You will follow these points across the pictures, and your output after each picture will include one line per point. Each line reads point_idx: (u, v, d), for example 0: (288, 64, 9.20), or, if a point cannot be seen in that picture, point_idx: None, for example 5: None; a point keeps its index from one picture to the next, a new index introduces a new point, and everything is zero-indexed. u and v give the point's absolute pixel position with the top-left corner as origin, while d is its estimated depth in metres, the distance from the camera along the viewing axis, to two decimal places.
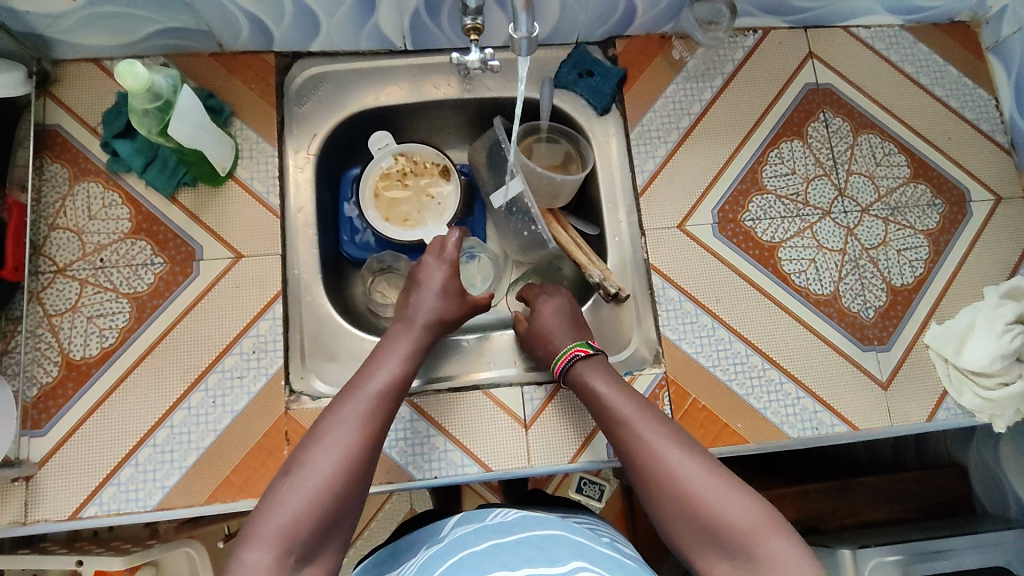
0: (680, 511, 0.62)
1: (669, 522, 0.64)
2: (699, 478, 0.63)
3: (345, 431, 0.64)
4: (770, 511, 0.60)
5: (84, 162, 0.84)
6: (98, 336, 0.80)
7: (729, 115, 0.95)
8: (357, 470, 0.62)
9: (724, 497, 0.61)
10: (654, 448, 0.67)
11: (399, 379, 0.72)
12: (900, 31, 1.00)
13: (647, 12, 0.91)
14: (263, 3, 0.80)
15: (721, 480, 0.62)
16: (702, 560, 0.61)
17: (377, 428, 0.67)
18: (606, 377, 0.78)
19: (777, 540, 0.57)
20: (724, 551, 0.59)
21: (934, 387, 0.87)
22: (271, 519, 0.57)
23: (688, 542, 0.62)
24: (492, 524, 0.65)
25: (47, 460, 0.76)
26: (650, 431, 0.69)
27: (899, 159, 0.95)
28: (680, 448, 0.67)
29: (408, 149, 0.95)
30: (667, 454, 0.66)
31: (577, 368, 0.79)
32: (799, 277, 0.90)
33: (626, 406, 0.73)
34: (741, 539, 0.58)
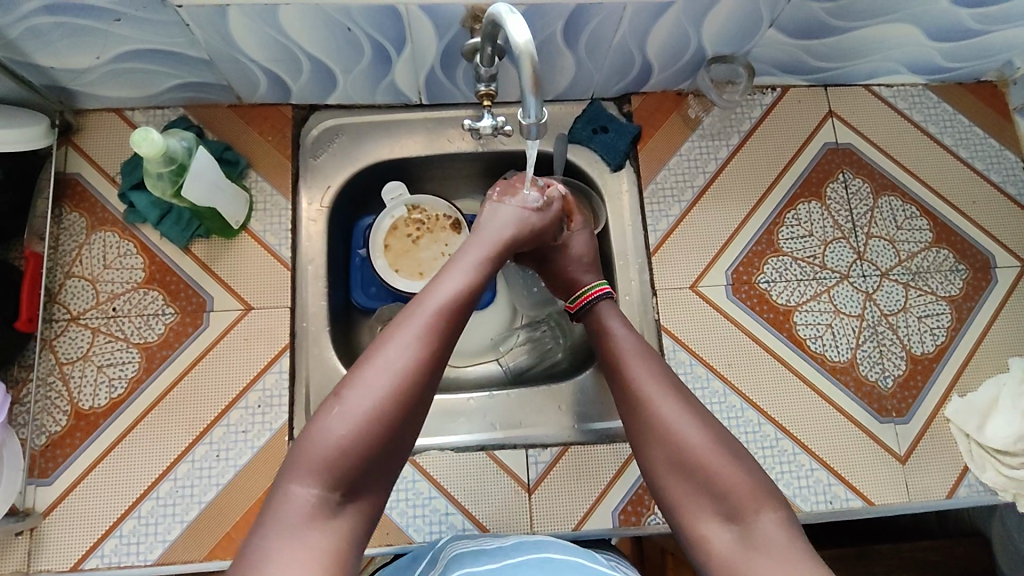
0: (676, 467, 0.61)
1: (659, 471, 0.62)
2: (701, 437, 0.61)
3: (398, 349, 0.57)
4: (767, 484, 0.58)
5: (102, 211, 0.86)
6: (107, 385, 0.81)
7: (746, 174, 0.93)
8: (412, 396, 0.56)
9: (723, 462, 0.59)
10: (656, 395, 0.64)
11: (466, 295, 0.64)
12: (923, 89, 0.98)
13: (663, 70, 0.90)
14: (281, 61, 0.81)
15: (722, 442, 0.61)
16: (689, 515, 0.59)
17: (438, 348, 0.59)
18: (622, 321, 0.74)
19: (769, 513, 0.56)
20: (715, 512, 0.58)
21: (954, 462, 0.84)
22: (317, 445, 0.53)
23: (674, 494, 0.60)
24: (486, 549, 0.63)
25: (52, 510, 0.77)
26: (655, 378, 0.66)
27: (921, 222, 0.93)
28: (684, 401, 0.64)
29: (420, 201, 0.96)
30: (670, 406, 0.63)
31: (599, 307, 0.76)
32: (814, 343, 0.87)
33: (632, 346, 0.70)
34: (736, 503, 0.57)
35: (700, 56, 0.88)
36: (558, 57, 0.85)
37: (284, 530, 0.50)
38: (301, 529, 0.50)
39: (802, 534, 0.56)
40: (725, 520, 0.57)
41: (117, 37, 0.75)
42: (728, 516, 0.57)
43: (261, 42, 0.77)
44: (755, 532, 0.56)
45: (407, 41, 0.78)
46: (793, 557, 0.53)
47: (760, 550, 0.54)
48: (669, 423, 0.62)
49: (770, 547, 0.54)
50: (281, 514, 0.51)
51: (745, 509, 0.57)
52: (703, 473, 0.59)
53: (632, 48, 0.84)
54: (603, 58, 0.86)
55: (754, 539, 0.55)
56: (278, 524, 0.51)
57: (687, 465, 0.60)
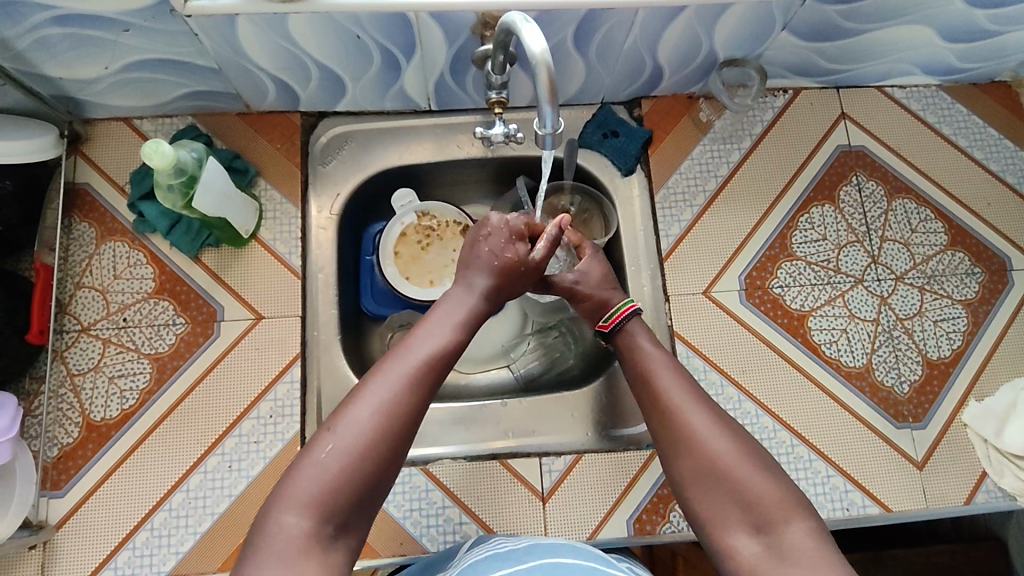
0: (701, 476, 0.60)
1: (683, 480, 0.61)
2: (729, 446, 0.60)
3: (385, 385, 0.58)
4: (795, 493, 0.58)
5: (111, 222, 0.86)
6: (119, 397, 0.81)
7: (758, 177, 0.93)
8: (396, 433, 0.56)
9: (751, 471, 0.59)
10: (682, 402, 0.64)
11: (454, 339, 0.64)
12: (936, 90, 0.97)
13: (675, 74, 0.89)
14: (290, 69, 0.81)
15: (749, 451, 0.60)
16: (718, 525, 0.58)
17: (419, 392, 0.58)
18: (648, 333, 0.73)
19: (798, 522, 0.56)
20: (743, 523, 0.57)
21: (972, 467, 0.83)
22: (306, 481, 0.53)
23: (700, 503, 0.60)
24: (503, 552, 0.63)
25: (64, 523, 0.76)
26: (679, 385, 0.65)
27: (936, 225, 0.92)
28: (709, 409, 0.63)
29: (430, 208, 0.95)
30: (696, 415, 0.62)
31: (628, 325, 0.74)
32: (829, 348, 0.87)
33: (656, 355, 0.69)
34: (764, 513, 0.57)
35: (712, 59, 0.87)
36: (569, 62, 0.84)
37: (280, 563, 0.50)
38: (296, 561, 0.50)
39: (832, 542, 0.55)
40: (753, 530, 0.56)
41: (126, 47, 0.74)
42: (757, 526, 0.56)
43: (271, 51, 0.77)
44: (784, 541, 0.55)
45: (417, 48, 0.78)
46: (828, 567, 0.52)
47: (791, 560, 0.54)
48: (695, 432, 0.61)
49: (801, 557, 0.53)
50: (274, 545, 0.50)
51: (774, 518, 0.56)
52: (730, 482, 0.58)
53: (644, 53, 0.83)
54: (614, 63, 0.85)
55: (782, 550, 0.54)
56: (271, 555, 0.50)
57: (714, 474, 0.59)
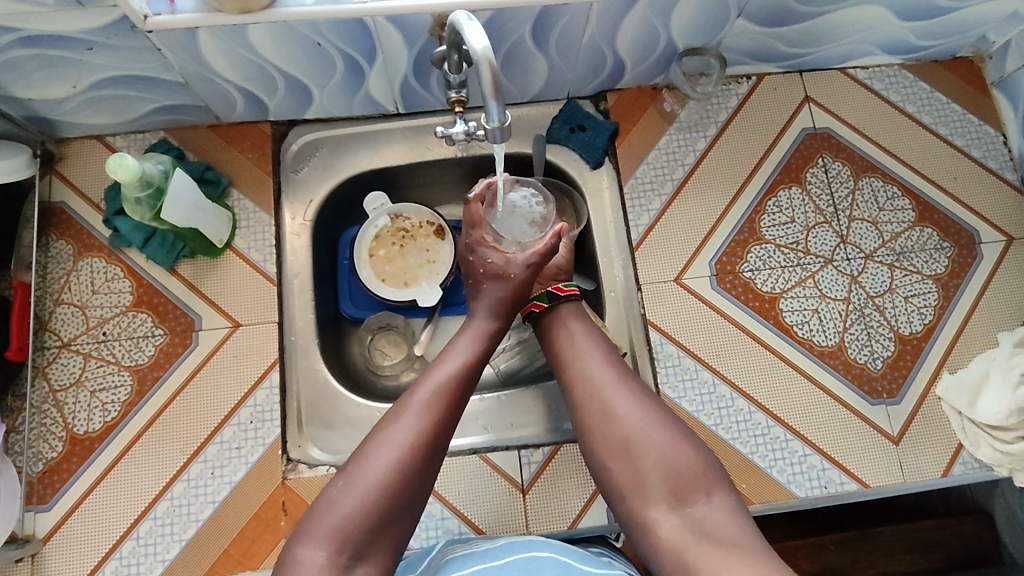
0: (623, 454, 0.64)
1: (603, 454, 0.65)
2: (650, 422, 0.65)
3: (407, 425, 0.62)
4: (713, 468, 0.63)
5: (88, 238, 0.87)
6: (101, 410, 0.82)
7: (724, 164, 0.94)
8: (416, 467, 0.60)
9: (671, 445, 0.63)
10: (608, 382, 0.69)
11: (464, 371, 0.68)
12: (899, 69, 0.98)
13: (636, 66, 0.91)
14: (255, 79, 0.82)
15: (668, 427, 0.65)
16: (639, 501, 0.62)
17: (435, 425, 0.63)
18: (579, 316, 0.77)
19: (717, 496, 0.61)
20: (664, 499, 0.61)
21: (948, 440, 0.84)
22: (323, 517, 0.57)
23: (619, 475, 0.64)
24: (480, 549, 0.64)
25: (51, 536, 0.78)
26: (608, 368, 0.70)
27: (903, 202, 0.93)
28: (635, 387, 0.68)
29: (403, 210, 0.97)
30: (620, 398, 0.67)
31: (563, 306, 0.77)
32: (802, 328, 0.88)
33: (583, 342, 0.73)
34: (684, 488, 0.61)
35: (671, 50, 0.89)
36: (529, 59, 0.85)
37: None
38: None
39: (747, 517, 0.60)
40: (670, 501, 0.61)
41: (90, 65, 0.75)
42: (674, 497, 0.61)
43: (233, 62, 0.78)
44: (702, 515, 0.59)
45: (378, 52, 0.79)
46: (742, 537, 0.57)
47: (708, 529, 0.58)
48: (619, 413, 0.66)
49: (717, 527, 0.58)
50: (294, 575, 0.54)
51: (693, 493, 0.61)
52: (649, 454, 0.63)
53: (603, 47, 0.84)
54: (575, 58, 0.86)
55: (700, 521, 0.59)
56: None
57: (636, 448, 0.64)
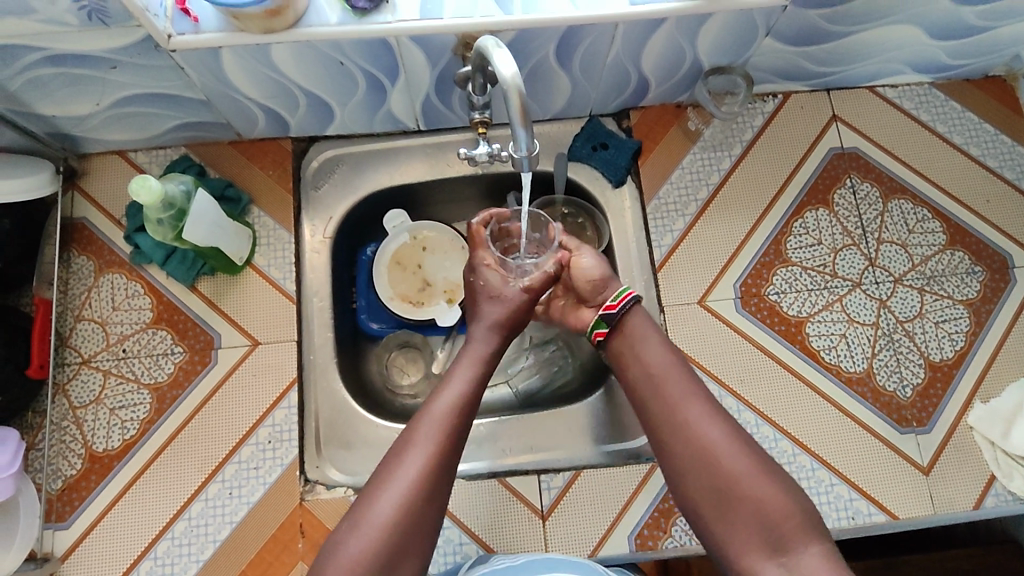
0: (712, 495, 0.61)
1: (696, 501, 0.61)
2: (742, 463, 0.61)
3: (416, 455, 0.61)
4: (808, 513, 0.59)
5: (109, 254, 0.87)
6: (120, 428, 0.82)
7: (751, 183, 0.92)
8: (423, 501, 0.60)
9: (764, 485, 0.59)
10: (695, 419, 0.64)
11: (470, 398, 0.67)
12: (929, 88, 0.96)
13: (661, 84, 0.89)
14: (277, 97, 0.82)
15: (762, 466, 0.61)
16: (735, 548, 0.59)
17: (441, 459, 0.62)
18: (647, 333, 0.72)
19: (815, 544, 0.57)
20: (761, 548, 0.57)
21: (981, 470, 0.82)
22: (340, 560, 0.57)
23: (716, 525, 0.60)
24: (507, 568, 0.64)
25: (69, 554, 0.77)
26: (692, 397, 0.65)
27: (934, 225, 0.91)
28: (725, 424, 0.63)
29: (420, 227, 0.96)
30: (708, 429, 0.63)
31: (626, 319, 0.72)
32: (829, 354, 0.86)
33: (660, 363, 0.68)
34: (782, 533, 0.57)
35: (697, 68, 0.87)
36: (553, 77, 0.84)
37: None
38: None
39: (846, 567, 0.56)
40: (768, 553, 0.57)
41: (114, 84, 0.75)
42: (774, 549, 0.57)
43: (257, 80, 0.77)
44: (801, 565, 0.56)
45: (401, 71, 0.78)
46: None
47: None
48: (709, 447, 0.62)
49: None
50: None
51: (792, 540, 0.57)
52: (747, 502, 0.59)
53: (628, 65, 0.83)
54: (598, 76, 0.85)
55: (799, 571, 0.55)
56: None
57: (730, 494, 0.60)
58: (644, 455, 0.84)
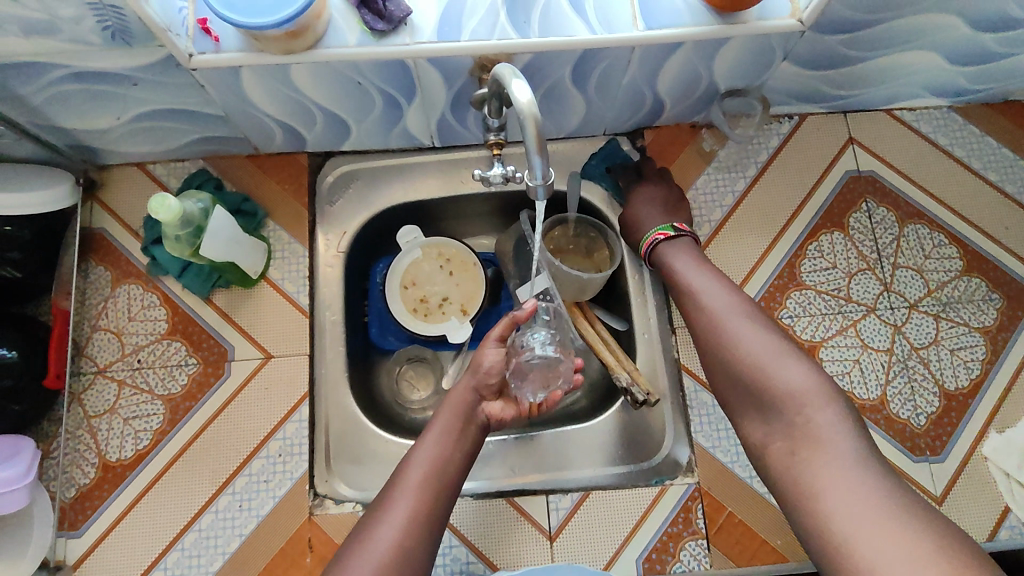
0: (732, 375, 0.71)
1: (721, 382, 0.72)
2: (763, 350, 0.70)
3: (397, 507, 0.66)
4: (823, 385, 0.65)
5: (126, 265, 0.88)
6: (134, 438, 0.83)
7: (766, 205, 0.92)
8: (407, 553, 0.63)
9: (782, 367, 0.68)
10: (726, 320, 0.74)
11: (443, 454, 0.71)
12: (948, 112, 0.95)
13: (676, 105, 0.89)
14: (295, 114, 0.82)
15: (781, 351, 0.69)
16: (746, 420, 0.69)
17: (418, 513, 0.66)
18: (686, 255, 0.83)
19: (824, 414, 0.63)
20: (766, 416, 0.67)
21: (995, 502, 0.81)
22: None
23: (742, 408, 0.70)
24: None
25: (82, 562, 0.78)
26: (726, 301, 0.76)
27: (950, 251, 0.90)
28: (752, 322, 0.73)
29: (434, 243, 0.96)
30: (735, 325, 0.73)
31: (662, 247, 0.85)
32: (842, 379, 0.85)
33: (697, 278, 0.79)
34: (790, 404, 0.65)
35: (713, 90, 0.87)
36: (568, 98, 0.84)
37: None
38: None
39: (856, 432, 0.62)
40: (777, 421, 0.66)
41: (135, 99, 0.76)
42: (780, 421, 0.65)
43: (275, 98, 0.78)
44: (804, 427, 0.63)
45: (418, 91, 0.79)
46: (835, 452, 0.60)
47: (808, 446, 0.62)
48: (734, 339, 0.72)
49: (815, 442, 0.62)
50: None
51: (797, 408, 0.65)
52: (765, 384, 0.67)
53: (643, 87, 0.83)
54: (613, 97, 0.85)
55: (801, 434, 0.63)
56: None
57: (752, 379, 0.69)
58: (652, 478, 0.83)
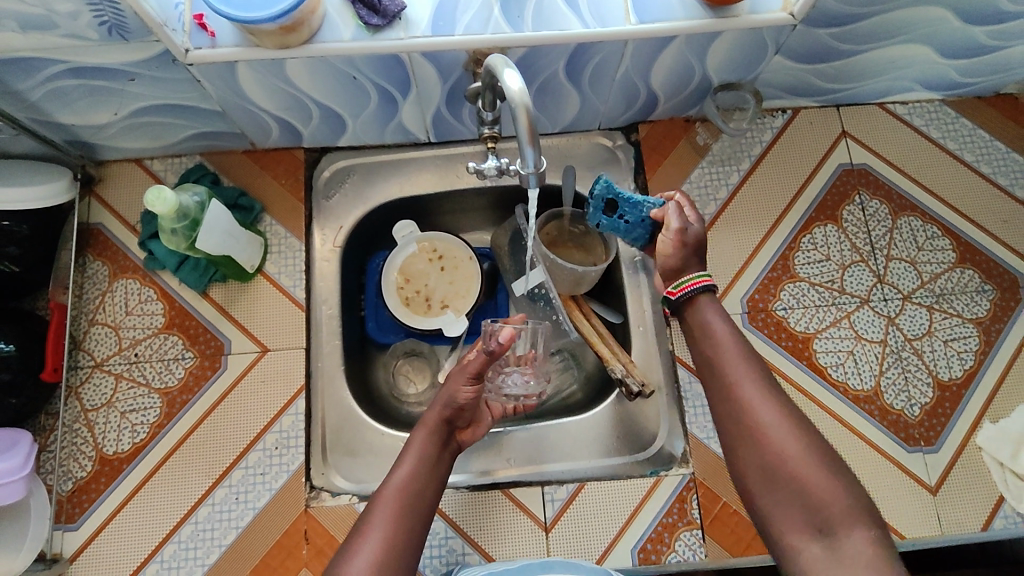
0: (766, 474, 0.56)
1: (745, 477, 0.57)
2: (792, 449, 0.55)
3: (377, 526, 0.62)
4: (863, 500, 0.54)
5: (123, 259, 0.89)
6: (130, 431, 0.83)
7: (759, 199, 0.92)
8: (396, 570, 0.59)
9: (819, 473, 0.54)
10: (749, 398, 0.58)
11: (420, 473, 0.68)
12: (939, 105, 0.96)
13: (670, 99, 0.90)
14: (291, 109, 0.83)
15: (816, 449, 0.55)
16: (779, 528, 0.55)
17: (402, 531, 0.62)
18: (716, 312, 0.64)
19: (861, 529, 0.52)
20: (805, 524, 0.54)
21: (989, 491, 0.81)
22: None
23: (768, 508, 0.56)
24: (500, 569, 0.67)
25: (78, 555, 0.78)
26: (756, 380, 0.59)
27: (943, 242, 0.90)
28: (781, 403, 0.58)
29: (430, 237, 0.97)
30: (764, 408, 0.58)
31: (695, 300, 0.65)
32: (836, 370, 0.85)
33: (726, 341, 0.62)
34: (826, 515, 0.53)
35: (706, 84, 0.87)
36: (562, 93, 0.85)
37: None
38: None
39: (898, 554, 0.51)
40: (814, 534, 0.53)
41: (132, 95, 0.77)
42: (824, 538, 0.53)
43: (271, 93, 0.79)
44: (844, 546, 0.52)
45: (413, 85, 0.80)
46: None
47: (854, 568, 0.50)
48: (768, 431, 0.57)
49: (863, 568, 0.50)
50: None
51: (835, 523, 0.53)
52: (795, 490, 0.54)
53: (636, 81, 0.84)
54: (607, 91, 0.86)
55: (840, 552, 0.52)
56: None
57: (780, 476, 0.55)
58: (648, 469, 0.83)
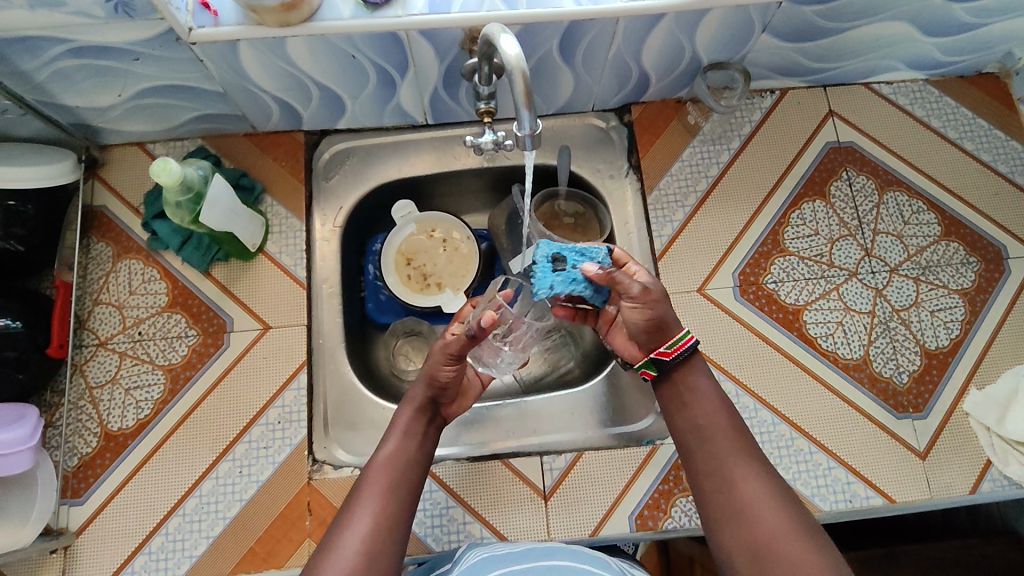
0: (749, 548, 0.60)
1: (731, 554, 0.61)
2: (780, 525, 0.60)
3: (366, 506, 0.63)
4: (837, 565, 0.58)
5: (127, 240, 0.90)
6: (135, 407, 0.84)
7: (750, 176, 0.94)
8: (383, 553, 0.60)
9: (798, 545, 0.59)
10: (741, 476, 0.64)
11: (408, 450, 0.69)
12: (923, 85, 0.99)
13: (661, 80, 0.92)
14: (291, 90, 0.85)
15: (796, 522, 0.60)
16: None
17: (391, 511, 0.64)
18: (705, 388, 0.70)
19: None
20: None
21: (977, 456, 0.83)
22: None
23: None
24: (502, 553, 0.66)
25: (84, 529, 0.80)
26: (744, 459, 0.65)
27: (929, 216, 0.93)
28: (769, 482, 0.63)
29: (428, 218, 0.98)
30: (750, 484, 0.63)
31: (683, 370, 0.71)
32: (826, 341, 0.87)
33: (714, 419, 0.68)
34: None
35: (696, 64, 0.90)
36: (557, 73, 0.87)
37: None
38: None
39: None
40: None
41: (136, 75, 0.79)
42: None
43: (272, 73, 0.81)
44: None
45: (410, 65, 0.82)
46: None
47: None
48: (753, 505, 0.62)
49: None
50: None
51: None
52: (781, 566, 0.58)
53: (629, 61, 0.86)
54: (600, 71, 0.88)
55: None
56: None
57: (766, 554, 0.59)
58: (644, 439, 0.85)
